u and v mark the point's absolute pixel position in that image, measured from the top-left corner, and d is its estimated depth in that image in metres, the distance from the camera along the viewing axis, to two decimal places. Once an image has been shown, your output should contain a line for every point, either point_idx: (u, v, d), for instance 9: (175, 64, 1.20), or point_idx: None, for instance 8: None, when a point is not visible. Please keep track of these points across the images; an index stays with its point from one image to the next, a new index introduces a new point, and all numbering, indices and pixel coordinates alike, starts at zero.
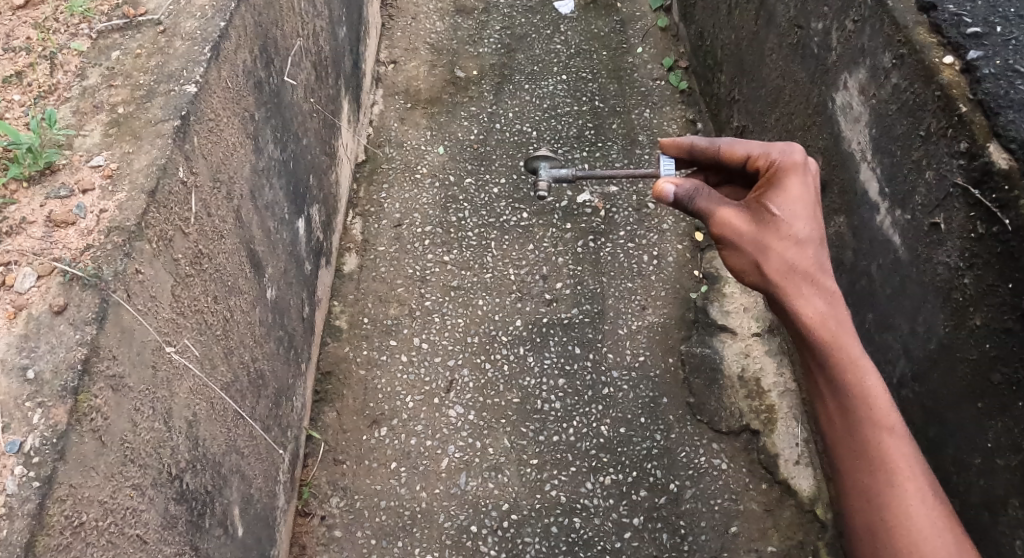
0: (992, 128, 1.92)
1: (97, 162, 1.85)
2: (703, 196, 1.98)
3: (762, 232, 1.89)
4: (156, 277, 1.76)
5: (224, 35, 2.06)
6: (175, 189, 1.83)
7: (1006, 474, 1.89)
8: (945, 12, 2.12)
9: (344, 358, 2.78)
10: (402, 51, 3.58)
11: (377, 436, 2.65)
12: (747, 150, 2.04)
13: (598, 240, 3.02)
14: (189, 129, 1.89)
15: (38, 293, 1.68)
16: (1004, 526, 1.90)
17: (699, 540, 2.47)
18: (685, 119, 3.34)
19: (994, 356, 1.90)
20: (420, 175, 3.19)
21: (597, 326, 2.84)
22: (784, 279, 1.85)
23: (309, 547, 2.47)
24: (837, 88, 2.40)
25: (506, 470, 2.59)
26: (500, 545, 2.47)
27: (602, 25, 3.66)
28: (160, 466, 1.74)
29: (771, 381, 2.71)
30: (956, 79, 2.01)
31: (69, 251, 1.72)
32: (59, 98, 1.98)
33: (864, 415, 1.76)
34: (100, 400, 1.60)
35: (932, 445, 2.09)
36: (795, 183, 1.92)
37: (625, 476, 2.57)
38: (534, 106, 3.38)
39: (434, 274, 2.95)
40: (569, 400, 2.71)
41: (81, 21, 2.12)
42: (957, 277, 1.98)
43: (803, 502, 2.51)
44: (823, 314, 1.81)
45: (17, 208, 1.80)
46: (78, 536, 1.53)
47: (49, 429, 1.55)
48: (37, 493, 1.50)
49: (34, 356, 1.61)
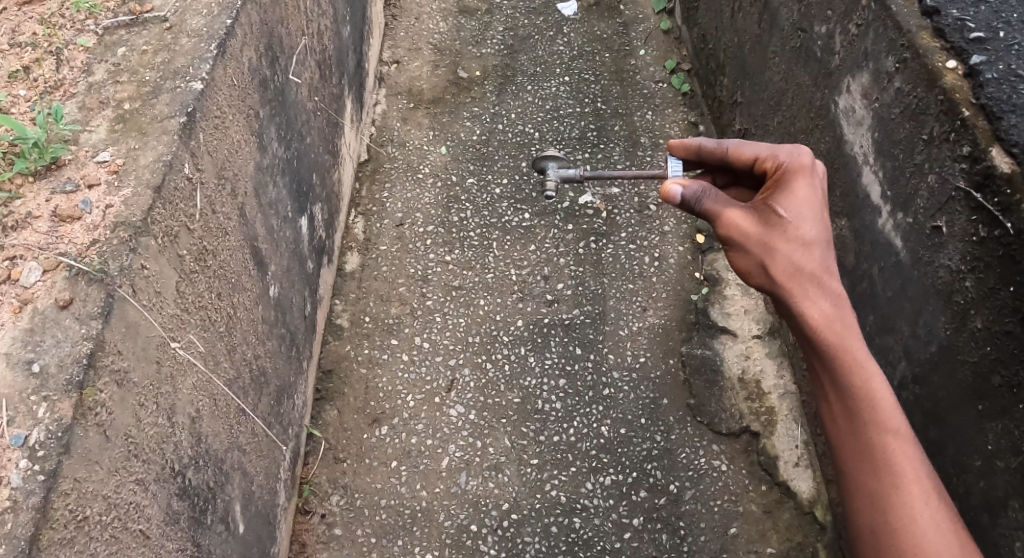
0: (994, 132, 1.93)
1: (103, 158, 1.85)
2: (710, 198, 1.98)
3: (769, 233, 1.89)
4: (161, 273, 1.76)
5: (230, 33, 2.06)
6: (181, 185, 1.84)
7: (1006, 476, 1.90)
8: (949, 16, 2.13)
9: (345, 357, 2.79)
10: (405, 51, 3.58)
11: (377, 435, 2.65)
12: (755, 151, 2.05)
13: (600, 241, 3.02)
14: (195, 126, 1.90)
15: (44, 287, 1.68)
16: (1004, 528, 1.91)
17: (698, 541, 2.48)
18: (687, 122, 3.35)
19: (994, 359, 1.91)
20: (422, 175, 3.19)
21: (598, 327, 2.85)
22: (791, 281, 1.85)
23: (309, 545, 2.48)
24: (840, 91, 2.41)
25: (506, 470, 2.59)
26: (499, 545, 2.48)
27: (605, 27, 3.67)
28: (163, 462, 1.74)
29: (771, 383, 2.71)
30: (958, 83, 2.03)
31: (75, 246, 1.72)
32: (65, 93, 1.98)
33: (868, 417, 1.77)
34: (105, 395, 1.61)
35: (932, 447, 2.10)
36: (802, 185, 1.93)
37: (625, 477, 2.58)
38: (537, 107, 3.39)
39: (435, 274, 2.96)
40: (569, 400, 2.71)
41: (87, 17, 2.12)
42: (958, 280, 1.99)
43: (803, 504, 2.51)
44: (828, 316, 1.82)
45: (22, 202, 1.81)
46: (81, 531, 1.54)
47: (54, 422, 1.55)
48: (41, 487, 1.51)
49: (39, 350, 1.62)
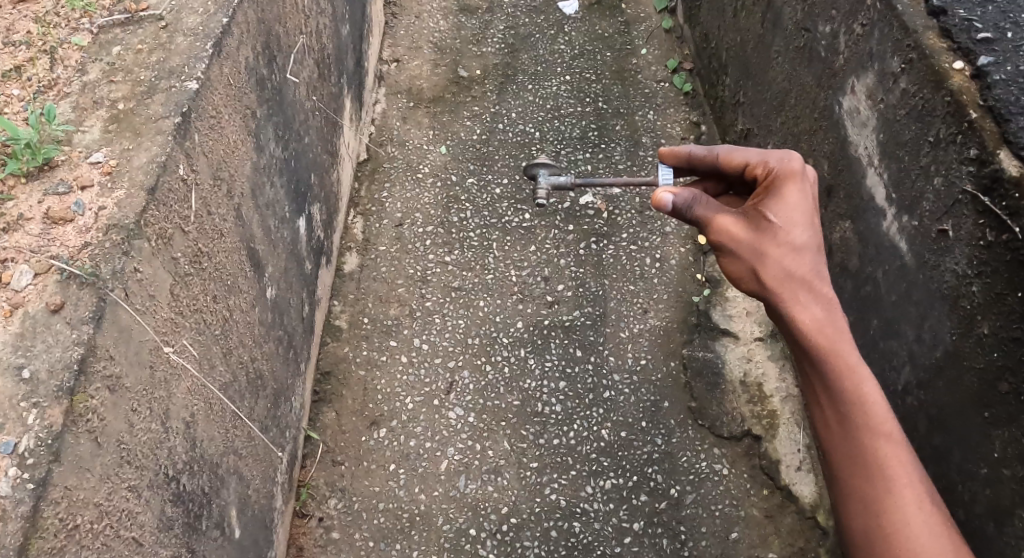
0: (1003, 134, 1.90)
1: (96, 158, 1.82)
2: (700, 204, 1.93)
3: (759, 238, 1.86)
4: (155, 276, 1.74)
5: (227, 32, 2.04)
6: (175, 186, 1.81)
7: (1012, 484, 1.87)
8: (956, 16, 2.10)
9: (344, 358, 2.76)
10: (405, 50, 3.55)
11: (376, 438, 2.62)
12: (746, 158, 2.01)
13: (600, 242, 2.99)
14: (190, 127, 1.87)
15: (34, 291, 1.65)
16: (1009, 537, 1.89)
17: (699, 546, 2.45)
18: (689, 121, 3.32)
19: (1001, 365, 1.88)
20: (422, 174, 3.17)
21: (599, 328, 2.82)
22: (782, 286, 1.83)
23: (307, 549, 2.45)
24: (844, 92, 2.38)
25: (506, 472, 2.57)
26: (499, 549, 2.45)
27: (606, 25, 3.64)
28: (157, 468, 1.72)
29: (773, 386, 2.69)
30: (966, 84, 2.00)
31: (68, 248, 1.70)
32: (59, 93, 1.95)
33: (860, 422, 1.75)
34: (96, 401, 1.58)
35: (937, 453, 2.07)
36: (793, 190, 1.89)
37: (625, 481, 2.55)
38: (537, 106, 3.36)
39: (435, 275, 2.93)
40: (569, 403, 2.69)
41: (82, 16, 2.09)
42: (964, 285, 1.96)
43: (804, 509, 2.49)
44: (819, 320, 1.79)
45: (14, 204, 1.78)
46: (73, 539, 1.51)
47: (44, 430, 1.53)
48: (30, 495, 1.48)
49: (30, 355, 1.59)
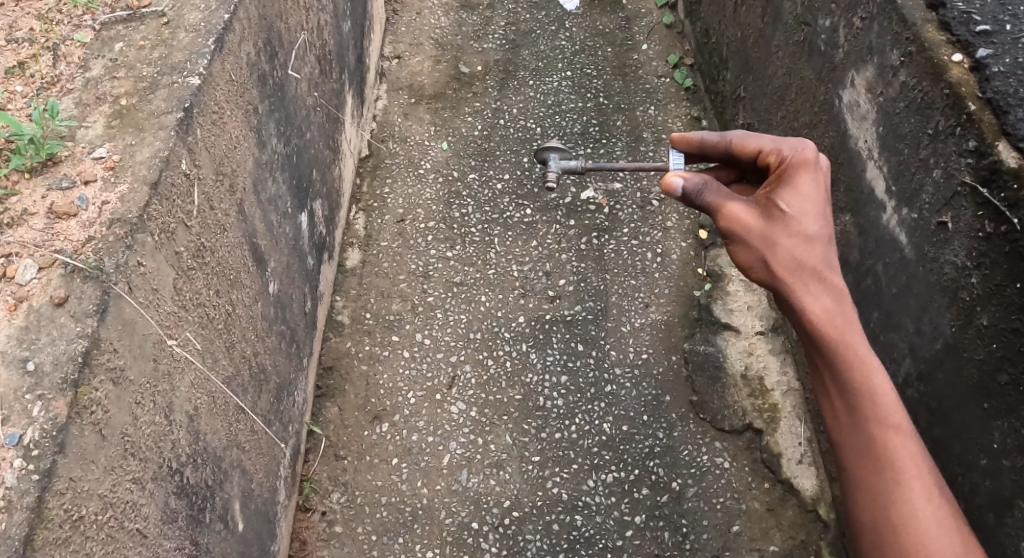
0: (1001, 126, 1.90)
1: (100, 154, 1.84)
2: (711, 192, 1.93)
3: (771, 228, 1.87)
4: (158, 271, 1.75)
5: (229, 27, 2.05)
6: (178, 181, 1.83)
7: (1012, 475, 1.88)
8: (954, 9, 2.11)
9: (345, 354, 2.77)
10: (406, 47, 3.56)
11: (377, 432, 2.64)
12: (759, 144, 2.02)
13: (602, 236, 3.00)
14: (192, 121, 1.88)
15: (39, 285, 1.67)
16: (1009, 528, 1.89)
17: (701, 539, 2.46)
18: (690, 116, 3.33)
19: (1001, 357, 1.88)
20: (424, 170, 3.18)
21: (600, 323, 2.83)
22: (792, 277, 1.83)
23: (309, 543, 2.46)
24: (845, 86, 2.39)
25: (507, 467, 2.58)
26: (500, 543, 2.46)
27: (607, 21, 3.64)
28: (160, 460, 1.73)
29: (774, 380, 2.69)
30: (965, 77, 2.00)
31: (71, 243, 1.71)
32: (63, 89, 1.96)
33: (869, 413, 1.76)
34: (100, 393, 1.59)
35: (937, 445, 2.08)
36: (806, 180, 1.91)
37: (627, 475, 2.56)
38: (539, 102, 3.37)
39: (437, 270, 2.94)
40: (571, 398, 2.69)
41: (84, 13, 2.10)
42: (964, 277, 1.97)
43: (805, 502, 2.50)
44: (830, 311, 1.80)
45: (18, 199, 1.79)
46: (77, 530, 1.53)
47: (49, 422, 1.54)
48: (36, 486, 1.50)
49: (34, 348, 1.60)
